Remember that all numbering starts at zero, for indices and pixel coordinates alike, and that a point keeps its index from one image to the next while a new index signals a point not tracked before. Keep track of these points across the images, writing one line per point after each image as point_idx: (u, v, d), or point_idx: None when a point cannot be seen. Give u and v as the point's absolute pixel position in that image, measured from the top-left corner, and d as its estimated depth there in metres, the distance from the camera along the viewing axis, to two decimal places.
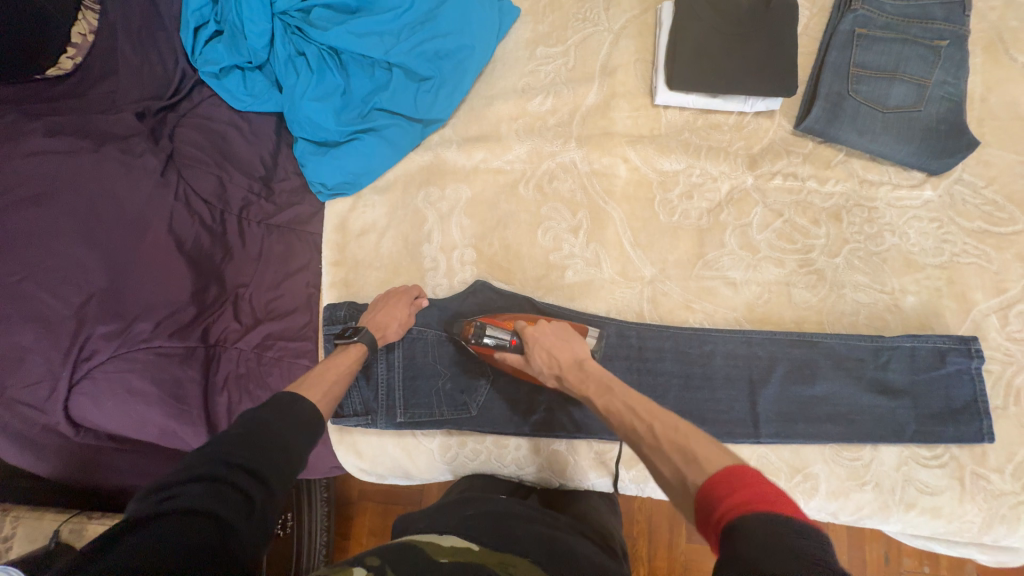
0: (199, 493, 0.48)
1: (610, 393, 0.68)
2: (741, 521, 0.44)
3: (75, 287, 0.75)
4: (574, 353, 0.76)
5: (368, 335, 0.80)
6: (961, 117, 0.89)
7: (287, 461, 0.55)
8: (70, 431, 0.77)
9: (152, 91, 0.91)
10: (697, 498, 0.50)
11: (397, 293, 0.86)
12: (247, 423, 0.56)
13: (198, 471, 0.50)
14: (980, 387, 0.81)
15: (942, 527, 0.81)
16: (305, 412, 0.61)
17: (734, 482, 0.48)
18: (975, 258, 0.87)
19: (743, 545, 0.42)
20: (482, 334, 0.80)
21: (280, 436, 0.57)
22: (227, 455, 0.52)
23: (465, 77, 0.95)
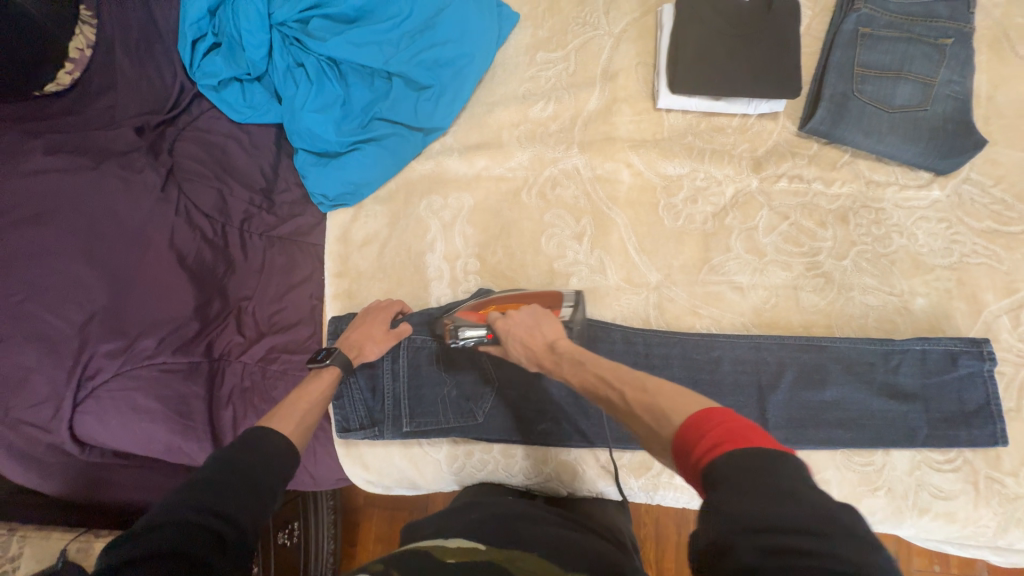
0: (172, 537, 0.48)
1: (582, 367, 0.66)
2: (713, 463, 0.45)
3: (76, 306, 0.74)
4: (545, 338, 0.73)
5: (341, 356, 0.79)
6: (968, 116, 0.88)
7: (260, 497, 0.56)
8: (75, 450, 0.77)
9: (151, 104, 0.90)
10: (673, 446, 0.50)
11: (379, 309, 0.86)
12: (218, 461, 0.56)
13: (169, 515, 0.50)
14: (993, 390, 0.80)
15: (956, 531, 0.80)
16: (276, 444, 0.62)
17: (703, 425, 0.48)
18: (985, 258, 0.86)
19: (720, 495, 0.42)
20: (458, 336, 0.79)
21: (253, 472, 0.57)
22: (197, 495, 0.52)
23: (465, 85, 0.94)
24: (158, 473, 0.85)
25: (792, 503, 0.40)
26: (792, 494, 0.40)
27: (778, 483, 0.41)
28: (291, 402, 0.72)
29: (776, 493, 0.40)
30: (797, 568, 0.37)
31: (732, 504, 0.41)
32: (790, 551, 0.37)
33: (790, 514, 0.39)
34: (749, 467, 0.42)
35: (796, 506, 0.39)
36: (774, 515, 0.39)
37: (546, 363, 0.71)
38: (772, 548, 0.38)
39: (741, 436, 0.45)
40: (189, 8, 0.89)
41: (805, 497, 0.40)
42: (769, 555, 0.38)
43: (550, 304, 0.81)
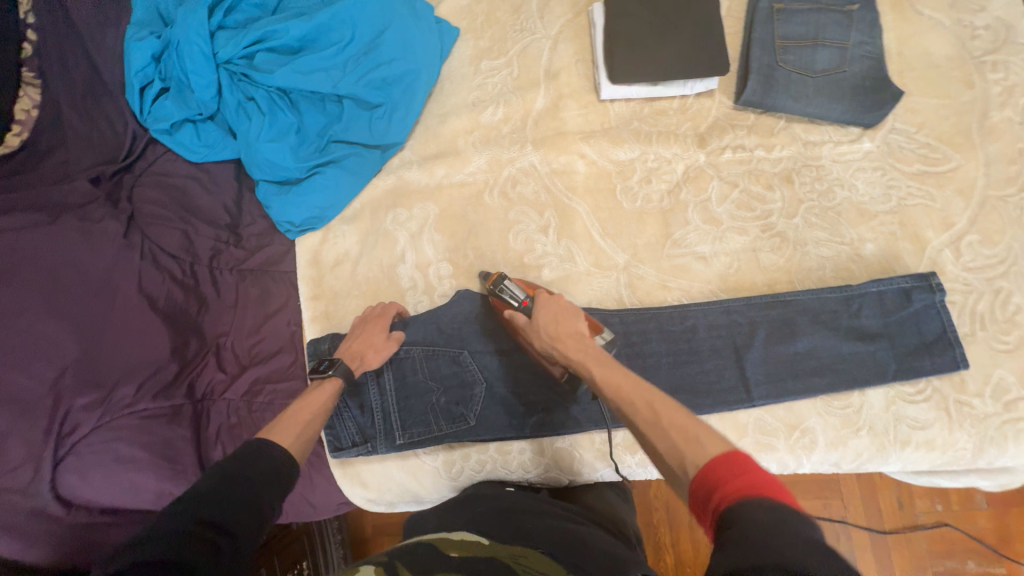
0: (167, 546, 0.50)
1: (608, 364, 0.71)
2: (738, 507, 0.46)
3: (47, 362, 0.73)
4: (577, 327, 0.77)
5: (343, 366, 0.79)
6: (882, 72, 0.96)
7: (256, 512, 0.57)
8: (59, 512, 0.73)
9: (106, 155, 0.89)
10: (694, 487, 0.52)
11: (376, 316, 0.87)
12: (215, 475, 0.58)
13: (168, 524, 0.52)
14: (947, 318, 0.85)
15: (939, 459, 0.84)
16: (274, 459, 0.62)
17: (736, 468, 0.50)
18: (920, 198, 0.92)
19: (749, 532, 0.43)
20: (500, 284, 0.84)
21: (251, 487, 0.58)
22: (195, 507, 0.54)
23: (415, 99, 0.97)
24: None
25: (821, 553, 0.40)
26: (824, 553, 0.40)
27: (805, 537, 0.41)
28: (294, 411, 0.72)
29: (807, 544, 0.41)
30: None
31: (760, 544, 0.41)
32: None
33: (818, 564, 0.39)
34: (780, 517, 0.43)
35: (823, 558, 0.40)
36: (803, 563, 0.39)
37: (565, 344, 0.76)
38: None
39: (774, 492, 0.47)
40: (133, 57, 0.90)
41: (833, 553, 0.40)
42: None
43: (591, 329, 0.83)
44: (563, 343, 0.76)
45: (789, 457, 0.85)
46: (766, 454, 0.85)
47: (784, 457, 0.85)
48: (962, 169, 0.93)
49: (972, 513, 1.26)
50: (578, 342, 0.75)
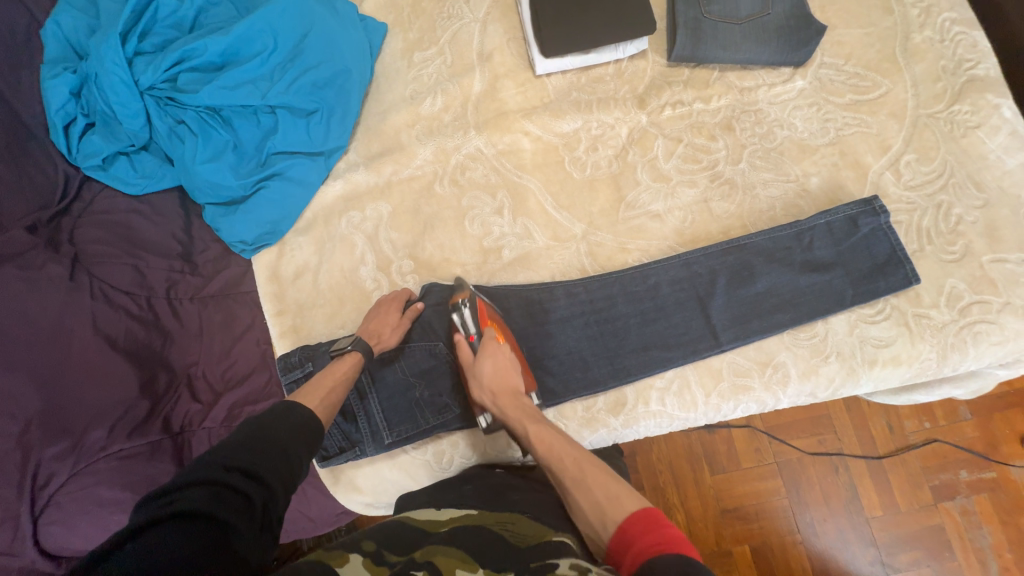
0: (201, 496, 0.50)
1: (541, 424, 0.73)
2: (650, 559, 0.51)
3: (9, 418, 0.72)
4: (517, 385, 0.78)
5: (363, 343, 0.81)
6: (804, 9, 0.97)
7: (288, 464, 0.59)
8: (50, 566, 0.74)
9: (40, 200, 0.86)
10: (617, 538, 0.56)
11: (390, 300, 0.87)
12: (247, 432, 0.59)
13: (200, 475, 0.52)
14: (895, 238, 0.87)
15: (907, 372, 0.87)
16: (300, 419, 0.65)
17: (650, 525, 0.54)
18: (857, 126, 0.95)
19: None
20: (458, 307, 0.85)
21: (279, 441, 0.60)
22: (226, 459, 0.55)
23: (351, 100, 0.97)
24: None
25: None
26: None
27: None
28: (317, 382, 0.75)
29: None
30: None
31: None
32: None
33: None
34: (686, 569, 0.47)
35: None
36: None
37: (504, 400, 0.77)
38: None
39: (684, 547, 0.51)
40: (51, 96, 0.87)
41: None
42: None
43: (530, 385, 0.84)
44: (502, 398, 0.77)
45: (766, 394, 0.87)
46: (744, 395, 0.87)
47: (762, 396, 0.87)
48: (892, 93, 0.96)
49: (958, 425, 1.31)
50: (518, 401, 0.77)
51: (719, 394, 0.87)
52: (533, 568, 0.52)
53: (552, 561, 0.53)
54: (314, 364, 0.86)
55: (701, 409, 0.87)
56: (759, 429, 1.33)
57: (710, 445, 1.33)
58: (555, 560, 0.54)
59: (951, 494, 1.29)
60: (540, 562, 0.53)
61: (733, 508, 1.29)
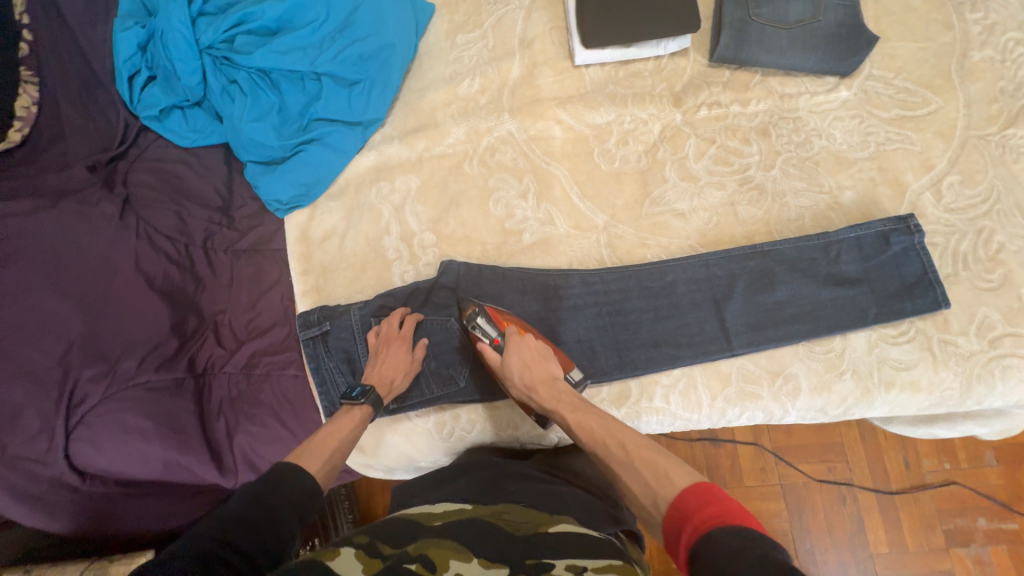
0: (185, 566, 0.49)
1: (584, 411, 0.75)
2: (706, 533, 0.53)
3: (55, 337, 0.78)
4: (550, 373, 0.80)
5: (375, 396, 0.81)
6: (858, 19, 0.95)
7: (278, 539, 0.58)
8: (77, 480, 0.79)
9: (100, 144, 0.93)
10: (672, 512, 0.59)
11: (399, 341, 0.87)
12: (247, 503, 0.59)
13: (190, 548, 0.51)
14: (927, 260, 0.85)
15: (925, 400, 0.84)
16: (303, 487, 0.65)
17: (703, 498, 0.57)
18: (899, 142, 0.92)
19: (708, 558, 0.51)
20: (474, 320, 0.85)
21: (273, 516, 0.59)
22: (217, 531, 0.54)
23: (392, 74, 0.99)
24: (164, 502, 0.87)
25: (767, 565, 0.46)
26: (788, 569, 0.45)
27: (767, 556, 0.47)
28: (321, 439, 0.74)
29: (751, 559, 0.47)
30: None
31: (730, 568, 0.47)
32: None
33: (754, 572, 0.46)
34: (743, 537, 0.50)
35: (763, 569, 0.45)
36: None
37: (541, 392, 0.79)
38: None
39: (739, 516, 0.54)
40: (120, 47, 0.93)
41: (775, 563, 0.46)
42: None
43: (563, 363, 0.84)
44: (539, 391, 0.79)
45: (774, 405, 0.85)
46: (750, 403, 0.86)
47: (769, 406, 0.86)
48: (942, 111, 0.92)
49: (981, 470, 1.25)
50: (553, 388, 0.79)
51: (725, 398, 0.86)
52: (528, 565, 0.54)
53: (547, 559, 0.55)
54: (332, 324, 0.90)
55: (705, 412, 0.87)
56: (766, 447, 1.30)
57: (714, 459, 1.31)
58: (550, 556, 0.56)
59: (965, 540, 1.23)
60: (533, 558, 0.56)
61: None
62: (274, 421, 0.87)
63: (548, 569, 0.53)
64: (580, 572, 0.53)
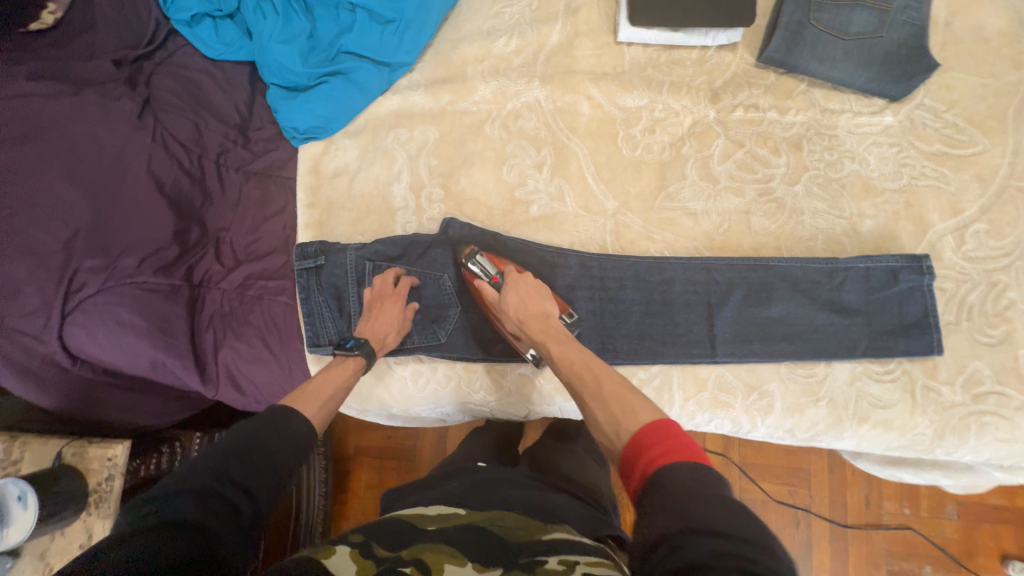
0: (191, 505, 0.52)
1: (567, 346, 0.77)
2: (660, 468, 0.54)
3: (62, 223, 0.81)
4: (542, 308, 0.82)
5: (368, 347, 0.83)
6: (923, 41, 0.89)
7: (276, 476, 0.60)
8: (67, 362, 0.83)
9: (129, 42, 0.93)
10: (629, 449, 0.59)
11: (393, 298, 0.88)
12: (242, 438, 0.60)
13: (194, 482, 0.54)
14: (931, 303, 0.83)
15: (895, 441, 0.84)
16: (299, 429, 0.66)
17: (662, 432, 0.58)
18: (933, 180, 0.88)
19: (665, 493, 0.51)
20: (472, 259, 0.86)
21: (273, 455, 0.61)
22: (223, 469, 0.56)
23: (429, 19, 0.96)
24: (145, 398, 0.92)
25: (727, 505, 0.47)
26: (741, 509, 0.47)
27: (720, 496, 0.49)
28: (312, 390, 0.74)
29: (715, 500, 0.48)
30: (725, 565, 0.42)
31: (684, 506, 0.48)
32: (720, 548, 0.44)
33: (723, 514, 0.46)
34: (697, 475, 0.51)
35: (725, 511, 0.47)
36: (711, 517, 0.46)
37: (532, 325, 0.80)
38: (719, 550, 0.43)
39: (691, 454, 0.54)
40: None
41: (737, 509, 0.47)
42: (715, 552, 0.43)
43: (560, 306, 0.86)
44: (530, 323, 0.80)
45: (744, 417, 0.86)
46: (721, 411, 0.86)
47: (738, 417, 0.86)
48: (986, 155, 0.88)
49: (940, 521, 1.26)
50: (545, 322, 0.80)
51: (698, 402, 0.87)
52: (522, 565, 0.54)
53: (540, 556, 0.55)
54: (328, 259, 0.91)
55: (675, 412, 0.88)
56: (732, 459, 1.32)
57: None
58: (543, 555, 0.56)
59: None
60: (527, 557, 0.55)
61: None
62: (259, 343, 0.89)
63: (542, 567, 0.53)
64: (573, 565, 0.53)
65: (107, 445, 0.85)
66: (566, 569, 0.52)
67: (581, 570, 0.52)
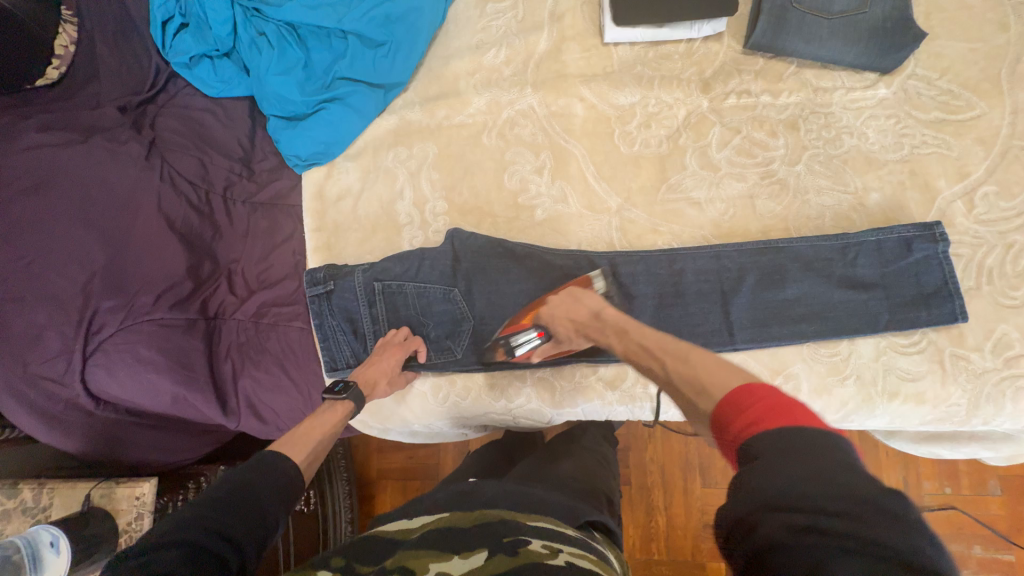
0: (176, 558, 0.50)
1: (626, 335, 0.73)
2: (749, 440, 0.46)
3: (79, 268, 0.82)
4: (590, 309, 0.80)
5: (357, 390, 0.82)
6: (907, 12, 0.89)
7: (264, 523, 0.58)
8: (90, 404, 0.84)
9: (132, 88, 0.97)
10: (712, 421, 0.52)
11: (394, 345, 0.88)
12: (226, 488, 0.59)
13: (177, 537, 0.52)
14: (949, 270, 0.82)
15: (929, 414, 0.82)
16: (287, 477, 0.64)
17: (741, 405, 0.49)
18: (935, 147, 0.88)
19: (754, 470, 0.43)
20: (511, 347, 0.85)
21: (262, 501, 0.59)
22: (209, 519, 0.55)
23: (418, 39, 0.98)
24: (168, 435, 0.93)
25: (824, 479, 0.40)
26: (832, 473, 0.40)
27: (819, 466, 0.41)
28: (304, 429, 0.73)
29: (812, 471, 0.41)
30: (823, 548, 0.37)
31: (762, 483, 0.41)
32: (812, 529, 0.38)
33: (819, 491, 0.39)
34: (787, 443, 0.43)
35: (816, 483, 0.40)
36: (802, 495, 0.40)
37: (587, 327, 0.79)
38: (797, 526, 0.38)
39: (780, 415, 0.46)
40: None
41: (837, 477, 0.40)
42: (797, 531, 0.38)
43: (582, 282, 0.87)
44: (586, 327, 0.79)
45: None
46: None
47: None
48: (985, 117, 0.88)
49: (984, 498, 1.22)
50: (597, 321, 0.78)
51: None
52: (505, 546, 0.53)
53: (524, 535, 0.55)
54: (337, 283, 0.91)
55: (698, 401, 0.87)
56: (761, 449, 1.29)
57: (708, 459, 1.29)
58: (526, 535, 0.55)
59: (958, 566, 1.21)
60: (512, 536, 0.55)
61: (717, 525, 1.27)
62: (278, 369, 0.90)
63: (526, 548, 0.52)
64: (556, 551, 0.53)
65: (136, 482, 0.85)
66: (550, 553, 0.52)
67: (564, 558, 0.51)
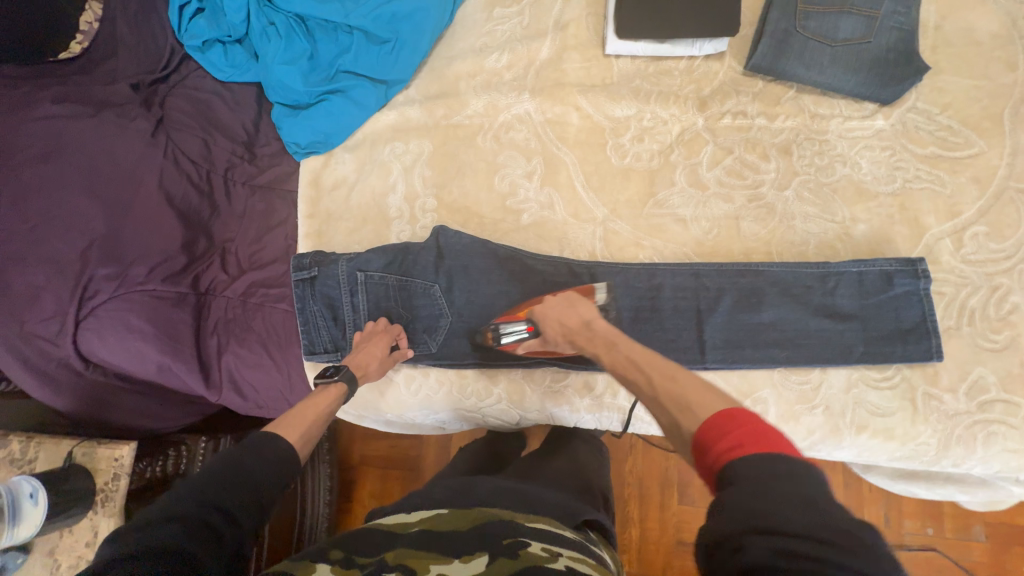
0: (175, 530, 0.53)
1: (615, 347, 0.71)
2: (730, 465, 0.47)
3: (80, 235, 0.87)
4: (581, 316, 0.78)
5: (347, 372, 0.83)
6: (911, 45, 0.88)
7: (258, 499, 0.60)
8: (80, 365, 0.88)
9: (148, 66, 1.01)
10: (694, 443, 0.52)
11: (379, 332, 0.90)
12: (223, 465, 0.61)
13: (177, 510, 0.55)
14: (929, 307, 0.81)
15: (897, 450, 0.81)
16: (282, 454, 0.66)
17: (724, 426, 0.50)
18: (928, 182, 0.87)
19: (739, 493, 0.43)
20: (499, 336, 0.85)
21: (258, 478, 0.62)
22: (208, 495, 0.57)
23: (423, 39, 1.00)
24: (151, 402, 0.97)
25: (812, 508, 0.41)
26: (817, 503, 0.42)
27: (807, 496, 0.42)
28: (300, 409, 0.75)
29: (802, 502, 0.42)
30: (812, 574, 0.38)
31: (750, 503, 0.42)
32: (805, 556, 0.39)
33: (810, 520, 0.40)
34: (774, 467, 0.44)
35: (803, 513, 0.41)
36: (788, 521, 0.41)
37: (579, 337, 0.77)
38: (781, 549, 0.39)
39: (763, 441, 0.47)
40: None
41: (821, 507, 0.41)
42: (781, 554, 0.39)
43: (584, 291, 0.86)
44: (577, 336, 0.77)
45: None
46: None
47: None
48: (983, 156, 0.87)
49: (965, 543, 1.19)
50: (589, 330, 0.76)
51: None
52: (505, 547, 0.55)
53: (524, 539, 0.56)
54: (321, 270, 0.94)
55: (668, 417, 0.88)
56: None
57: (686, 476, 1.29)
58: (528, 539, 0.57)
59: None
60: (512, 538, 0.56)
61: (689, 542, 1.27)
62: (260, 348, 0.93)
63: (525, 550, 0.54)
64: (555, 554, 0.54)
65: (115, 445, 0.88)
66: (549, 556, 0.54)
67: (564, 561, 0.53)
